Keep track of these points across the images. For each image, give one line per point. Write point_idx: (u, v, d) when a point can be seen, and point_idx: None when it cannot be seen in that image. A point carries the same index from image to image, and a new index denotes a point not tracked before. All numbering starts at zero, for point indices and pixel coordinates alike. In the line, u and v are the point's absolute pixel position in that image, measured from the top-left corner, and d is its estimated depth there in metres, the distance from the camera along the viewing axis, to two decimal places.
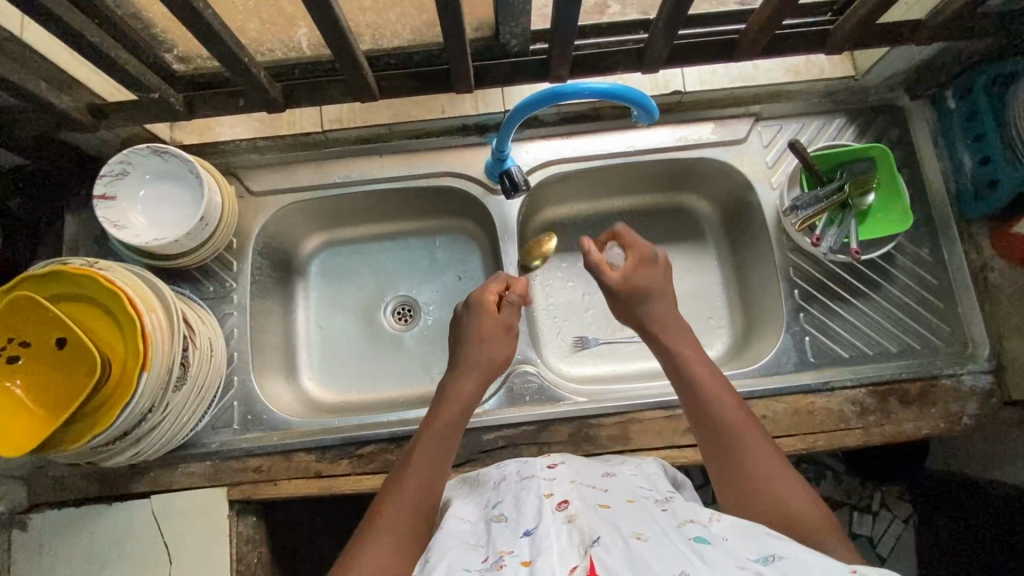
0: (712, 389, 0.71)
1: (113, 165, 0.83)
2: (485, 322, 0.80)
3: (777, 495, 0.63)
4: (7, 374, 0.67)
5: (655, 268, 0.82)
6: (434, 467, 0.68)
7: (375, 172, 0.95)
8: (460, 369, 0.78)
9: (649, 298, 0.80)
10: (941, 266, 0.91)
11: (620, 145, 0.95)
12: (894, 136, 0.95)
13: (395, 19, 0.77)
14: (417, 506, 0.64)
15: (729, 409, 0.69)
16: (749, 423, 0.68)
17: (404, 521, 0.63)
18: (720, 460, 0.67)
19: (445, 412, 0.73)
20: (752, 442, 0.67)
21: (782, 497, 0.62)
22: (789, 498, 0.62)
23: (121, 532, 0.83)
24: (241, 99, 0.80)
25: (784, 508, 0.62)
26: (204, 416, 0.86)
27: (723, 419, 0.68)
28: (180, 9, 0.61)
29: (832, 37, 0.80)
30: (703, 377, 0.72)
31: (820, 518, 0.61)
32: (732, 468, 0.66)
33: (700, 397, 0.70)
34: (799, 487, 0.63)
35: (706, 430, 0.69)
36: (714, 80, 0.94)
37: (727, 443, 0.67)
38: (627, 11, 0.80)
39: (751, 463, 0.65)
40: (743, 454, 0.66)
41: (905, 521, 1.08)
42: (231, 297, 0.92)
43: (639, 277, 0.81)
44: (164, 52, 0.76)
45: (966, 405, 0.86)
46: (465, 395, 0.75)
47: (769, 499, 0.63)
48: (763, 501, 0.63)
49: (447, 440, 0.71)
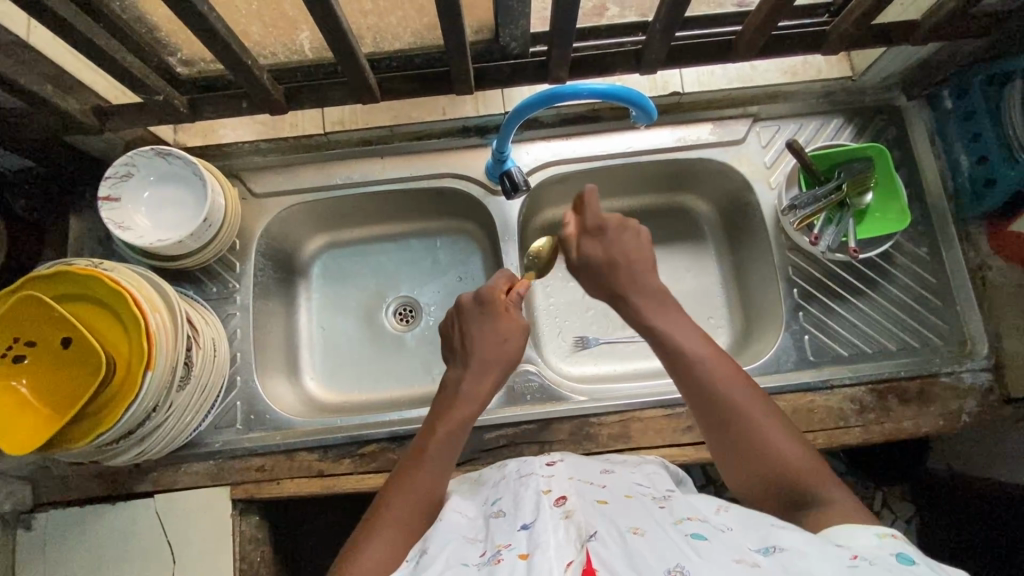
0: (696, 353, 0.69)
1: (117, 168, 0.84)
2: (502, 322, 0.77)
3: (773, 453, 0.65)
4: (13, 374, 0.68)
5: (606, 237, 0.78)
6: (442, 467, 0.68)
7: (376, 174, 0.96)
8: (476, 367, 0.75)
9: (614, 267, 0.77)
10: (939, 264, 0.92)
11: (619, 145, 0.96)
12: (890, 137, 0.95)
13: (396, 22, 0.78)
14: (421, 505, 0.65)
15: (718, 372, 0.68)
16: (739, 383, 0.68)
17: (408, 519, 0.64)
18: (714, 426, 0.68)
19: (460, 410, 0.72)
20: (745, 405, 0.67)
21: (778, 453, 0.65)
22: (785, 454, 0.65)
23: (125, 532, 0.84)
24: (244, 102, 0.81)
25: (780, 464, 0.65)
26: (207, 416, 0.86)
27: (713, 384, 0.68)
28: (185, 13, 0.62)
29: (828, 37, 0.81)
30: (686, 345, 0.70)
31: (816, 467, 0.64)
32: (727, 433, 0.67)
33: (687, 367, 0.69)
34: (793, 442, 0.66)
35: (697, 398, 0.68)
36: (713, 81, 0.95)
37: (719, 409, 0.67)
38: (626, 13, 0.81)
39: (746, 426, 0.66)
40: (737, 418, 0.67)
41: (907, 518, 1.12)
42: (234, 298, 0.92)
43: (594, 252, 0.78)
44: (167, 56, 0.77)
45: (965, 403, 0.86)
46: (479, 393, 0.74)
47: (765, 457, 0.65)
48: (760, 459, 0.65)
49: (457, 438, 0.71)
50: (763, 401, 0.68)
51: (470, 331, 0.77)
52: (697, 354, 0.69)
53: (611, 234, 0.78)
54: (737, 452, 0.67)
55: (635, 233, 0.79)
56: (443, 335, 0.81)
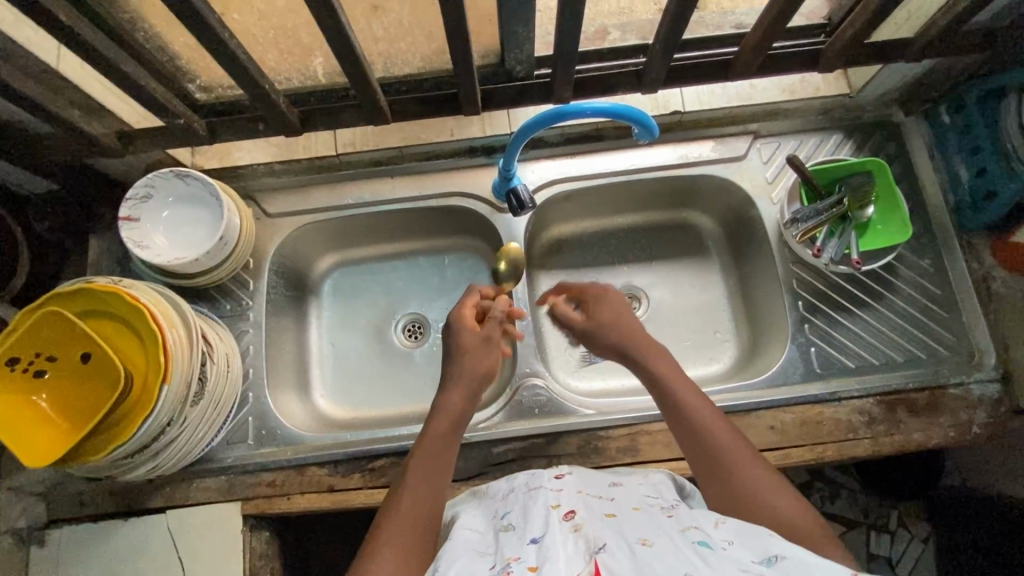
0: (693, 403, 0.70)
1: (137, 189, 0.87)
2: (467, 336, 0.80)
3: (767, 500, 0.63)
4: (32, 389, 0.69)
5: (603, 300, 0.84)
6: (426, 479, 0.67)
7: (387, 193, 0.99)
8: (448, 383, 0.76)
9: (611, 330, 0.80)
10: (944, 276, 0.92)
11: (622, 163, 0.98)
12: (890, 151, 0.98)
13: (406, 48, 0.81)
14: (418, 511, 0.65)
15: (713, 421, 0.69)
16: (733, 433, 0.68)
17: (406, 528, 0.63)
18: (708, 470, 0.66)
19: (438, 425, 0.72)
20: (738, 455, 0.66)
21: (773, 503, 0.62)
22: (778, 504, 0.62)
23: (138, 548, 0.85)
24: (260, 124, 0.85)
25: (778, 515, 0.62)
26: (219, 431, 0.87)
27: (707, 430, 0.68)
28: (209, 44, 0.65)
29: (823, 56, 0.83)
30: (685, 396, 0.71)
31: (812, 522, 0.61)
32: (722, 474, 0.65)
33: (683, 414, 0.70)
34: (793, 499, 0.63)
35: (693, 446, 0.68)
36: (712, 100, 0.98)
37: (715, 452, 0.67)
38: (627, 36, 0.84)
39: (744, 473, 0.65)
40: (732, 461, 0.66)
41: (925, 540, 1.07)
42: (247, 315, 0.94)
43: (598, 313, 0.82)
44: (188, 83, 0.81)
45: (975, 414, 0.86)
46: (456, 405, 0.74)
47: (760, 505, 0.62)
48: (754, 505, 0.63)
49: (445, 449, 0.71)
50: (759, 455, 0.67)
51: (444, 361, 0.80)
52: (695, 404, 0.70)
53: (607, 297, 0.84)
54: (730, 496, 0.64)
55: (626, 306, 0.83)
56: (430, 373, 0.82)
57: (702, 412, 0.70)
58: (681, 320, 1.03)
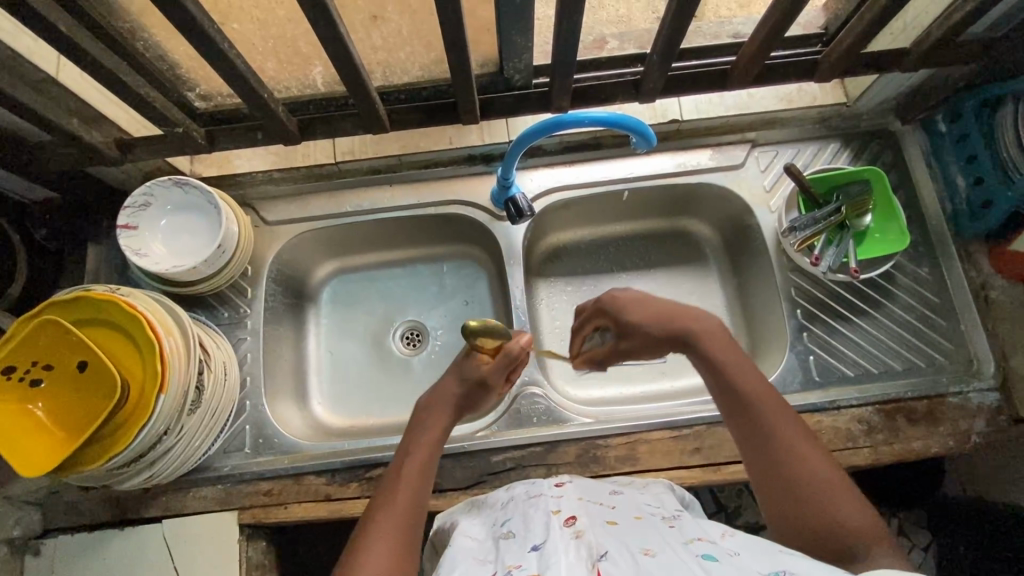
0: (757, 397, 0.66)
1: (136, 197, 0.87)
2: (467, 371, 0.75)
3: (826, 507, 0.60)
4: (29, 397, 0.69)
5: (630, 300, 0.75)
6: (419, 478, 0.67)
7: (386, 202, 0.99)
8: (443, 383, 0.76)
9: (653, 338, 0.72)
10: (942, 284, 0.92)
11: (621, 171, 0.99)
12: (887, 160, 0.98)
13: (405, 57, 0.82)
14: (408, 508, 0.64)
15: (774, 416, 0.65)
16: (797, 430, 0.64)
17: (396, 524, 0.62)
18: (763, 466, 0.64)
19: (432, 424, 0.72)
20: (798, 455, 0.63)
21: (831, 509, 0.59)
22: (836, 509, 0.59)
23: (134, 557, 0.84)
24: (259, 133, 0.85)
25: (837, 519, 0.59)
26: (216, 441, 0.87)
27: (770, 428, 0.64)
28: (209, 55, 0.66)
29: (821, 66, 0.84)
30: (749, 387, 0.66)
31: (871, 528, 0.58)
32: (778, 473, 0.63)
33: (746, 407, 0.66)
34: (851, 503, 0.60)
35: (753, 442, 0.65)
36: (712, 108, 0.98)
37: (773, 446, 0.64)
38: (626, 46, 0.85)
39: (803, 475, 0.62)
40: (789, 456, 0.63)
41: (926, 548, 1.06)
42: (244, 323, 0.94)
43: (627, 315, 0.74)
44: (187, 91, 0.82)
45: (975, 423, 0.86)
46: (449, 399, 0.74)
47: (812, 506, 0.60)
48: (810, 511, 0.60)
49: (436, 444, 0.71)
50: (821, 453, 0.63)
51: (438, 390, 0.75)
52: (758, 398, 0.66)
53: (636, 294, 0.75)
54: (786, 497, 0.62)
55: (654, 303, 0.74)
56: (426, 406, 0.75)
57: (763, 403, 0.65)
58: None
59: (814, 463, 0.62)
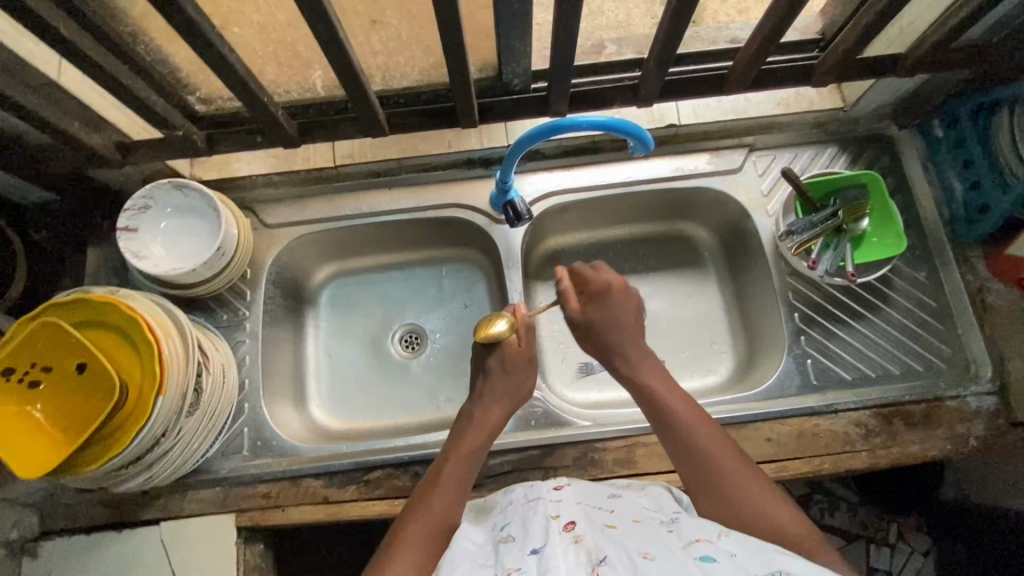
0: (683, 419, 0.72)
1: (136, 200, 0.88)
2: (511, 354, 0.81)
3: (761, 509, 0.64)
4: (28, 400, 0.69)
5: (605, 302, 0.83)
6: (456, 484, 0.70)
7: (385, 205, 0.99)
8: (489, 393, 0.80)
9: (617, 331, 0.81)
10: (941, 289, 0.93)
11: (619, 175, 0.99)
12: (884, 164, 0.99)
13: (404, 61, 0.83)
14: (441, 517, 0.66)
15: (702, 433, 0.71)
16: (726, 444, 0.70)
17: (428, 531, 0.64)
18: (698, 479, 0.68)
19: (473, 436, 0.76)
20: (729, 468, 0.68)
21: (768, 513, 0.64)
22: (775, 515, 0.64)
23: (132, 558, 0.85)
24: (259, 137, 0.85)
25: (773, 525, 0.63)
26: (214, 443, 0.87)
27: (698, 444, 0.70)
28: (209, 58, 0.66)
29: (817, 71, 0.84)
30: (678, 409, 0.73)
31: (808, 532, 0.63)
32: (713, 488, 0.67)
33: (675, 429, 0.72)
34: (787, 509, 0.64)
35: (686, 458, 0.70)
36: (708, 113, 0.98)
37: (704, 460, 0.69)
38: (624, 51, 0.86)
39: (736, 485, 0.66)
40: (721, 469, 0.68)
41: (925, 553, 1.07)
42: (243, 325, 0.94)
43: (597, 310, 0.82)
44: (187, 95, 0.82)
45: (972, 426, 0.86)
46: (491, 420, 0.78)
47: (750, 512, 0.64)
48: (748, 513, 0.64)
49: (472, 461, 0.74)
50: (751, 466, 0.68)
51: (486, 391, 0.80)
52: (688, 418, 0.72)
53: (610, 295, 0.83)
54: (724, 506, 0.66)
55: (628, 293, 0.85)
56: (463, 412, 0.80)
57: (691, 423, 0.71)
58: (676, 331, 1.03)
59: (743, 475, 0.67)
